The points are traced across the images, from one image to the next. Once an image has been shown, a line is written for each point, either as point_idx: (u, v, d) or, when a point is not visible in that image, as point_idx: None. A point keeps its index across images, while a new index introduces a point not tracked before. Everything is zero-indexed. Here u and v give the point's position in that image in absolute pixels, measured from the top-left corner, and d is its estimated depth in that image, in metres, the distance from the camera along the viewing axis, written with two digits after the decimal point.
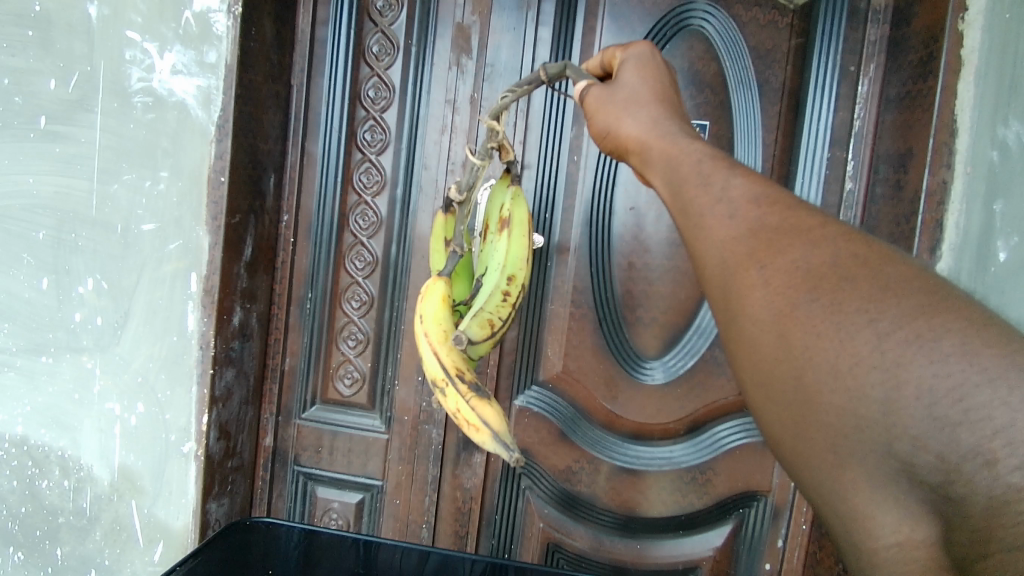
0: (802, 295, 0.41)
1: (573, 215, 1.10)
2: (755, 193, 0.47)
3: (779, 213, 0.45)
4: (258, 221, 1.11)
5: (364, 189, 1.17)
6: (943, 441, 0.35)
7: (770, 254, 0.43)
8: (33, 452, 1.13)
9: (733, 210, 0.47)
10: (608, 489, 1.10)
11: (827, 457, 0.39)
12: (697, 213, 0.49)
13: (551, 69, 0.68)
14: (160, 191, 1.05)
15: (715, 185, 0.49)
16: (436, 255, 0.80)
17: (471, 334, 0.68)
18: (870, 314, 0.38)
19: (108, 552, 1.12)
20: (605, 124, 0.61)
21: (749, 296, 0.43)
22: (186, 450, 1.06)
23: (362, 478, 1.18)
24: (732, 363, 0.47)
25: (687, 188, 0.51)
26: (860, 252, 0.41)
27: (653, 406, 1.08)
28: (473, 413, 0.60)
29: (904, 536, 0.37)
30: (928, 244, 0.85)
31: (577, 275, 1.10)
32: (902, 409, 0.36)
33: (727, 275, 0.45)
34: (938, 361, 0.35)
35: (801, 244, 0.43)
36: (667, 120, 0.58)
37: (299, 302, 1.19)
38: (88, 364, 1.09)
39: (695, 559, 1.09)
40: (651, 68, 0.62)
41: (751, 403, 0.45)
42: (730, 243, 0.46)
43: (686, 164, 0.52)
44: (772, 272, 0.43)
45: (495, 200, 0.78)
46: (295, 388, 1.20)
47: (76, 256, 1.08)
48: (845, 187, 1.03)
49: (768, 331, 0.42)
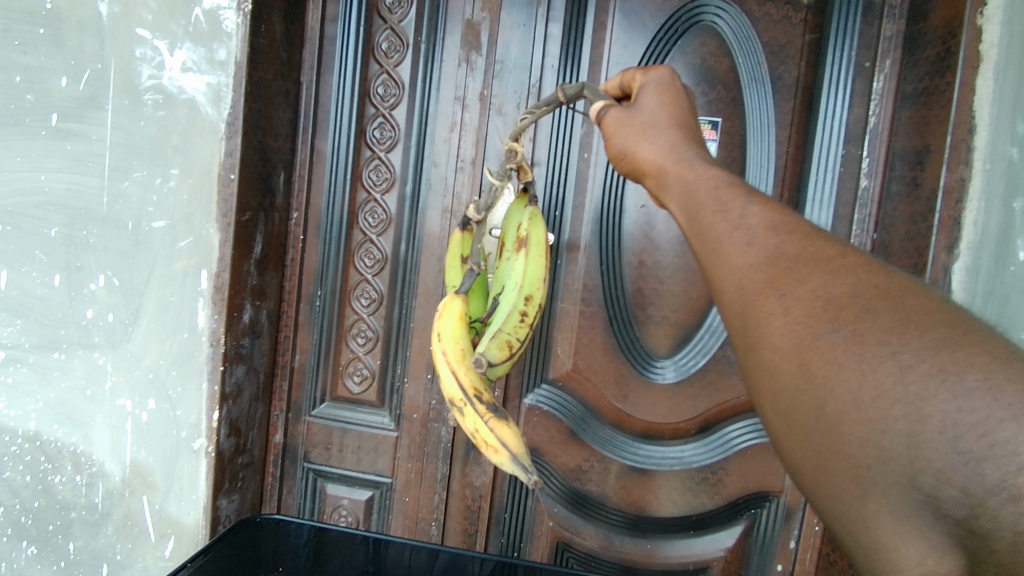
0: (823, 325, 0.41)
1: (584, 213, 1.09)
2: (773, 221, 0.47)
3: (798, 242, 0.46)
4: (269, 218, 1.12)
5: (373, 186, 1.17)
6: (968, 475, 0.34)
7: (790, 282, 0.44)
8: (45, 448, 1.13)
9: (751, 237, 0.47)
10: (618, 488, 1.09)
11: (849, 487, 0.38)
12: (713, 239, 0.49)
13: (568, 90, 0.68)
14: (171, 188, 1.06)
15: (732, 213, 0.49)
16: (452, 271, 0.81)
17: (489, 356, 0.68)
18: (892, 346, 0.38)
19: (120, 547, 1.12)
20: (624, 146, 0.60)
21: (769, 324, 0.44)
22: (197, 446, 1.07)
23: (371, 476, 1.19)
24: (751, 389, 0.47)
25: (704, 214, 0.50)
26: (880, 282, 0.41)
27: (663, 405, 1.07)
28: (491, 432, 0.58)
29: (930, 568, 0.35)
30: (945, 242, 0.85)
31: (587, 273, 1.09)
32: (925, 443, 0.35)
33: (747, 303, 0.45)
34: (963, 396, 0.34)
35: (821, 274, 0.43)
36: (684, 145, 0.57)
37: (309, 299, 1.19)
38: (100, 361, 1.10)
39: (706, 560, 1.08)
40: (671, 92, 0.62)
41: (769, 428, 0.45)
42: (749, 270, 0.46)
43: (702, 189, 0.52)
44: (792, 301, 0.43)
45: (511, 220, 0.77)
46: (305, 385, 1.20)
47: (89, 253, 1.09)
48: (860, 184, 1.02)
49: (789, 360, 0.42)
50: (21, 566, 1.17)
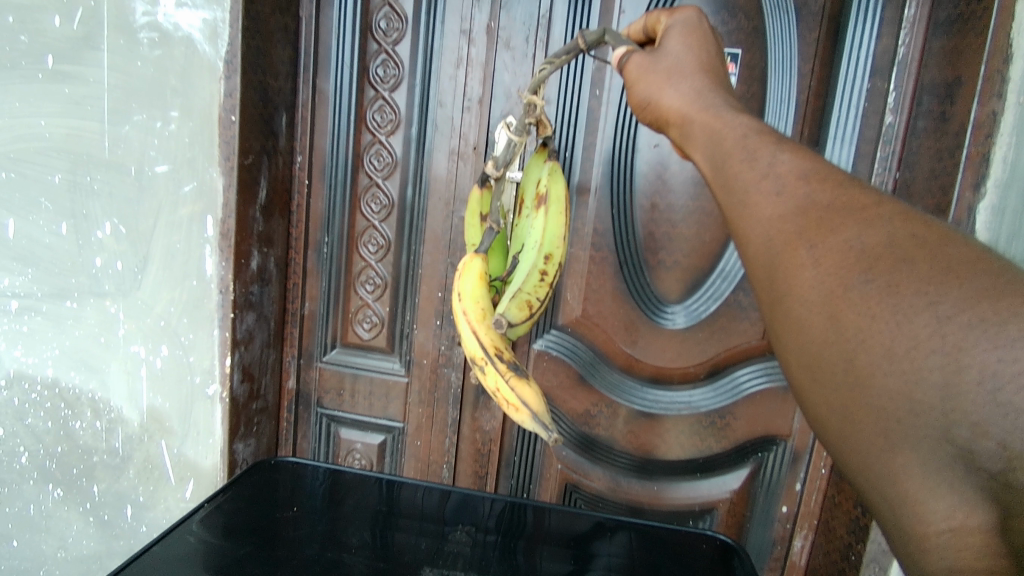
0: (856, 276, 0.38)
1: (594, 153, 1.06)
2: (804, 168, 0.45)
3: (831, 191, 0.43)
4: (272, 162, 1.09)
5: (377, 128, 1.13)
6: (1006, 428, 0.31)
7: (821, 233, 0.41)
8: (65, 394, 1.15)
9: (780, 186, 0.45)
10: (626, 433, 1.10)
11: (877, 442, 0.37)
12: (740, 190, 0.47)
13: (590, 36, 0.63)
14: (172, 131, 1.03)
15: (761, 161, 0.47)
16: (471, 229, 0.77)
17: (509, 316, 0.66)
18: (930, 296, 0.35)
19: (142, 489, 1.17)
20: (648, 94, 0.57)
21: (798, 277, 0.41)
22: (210, 392, 1.09)
23: (383, 421, 1.21)
24: (778, 347, 0.45)
25: (732, 163, 0.48)
26: (919, 231, 0.38)
27: (673, 349, 1.07)
28: (512, 392, 0.59)
29: (958, 522, 0.34)
30: (972, 179, 0.81)
31: (597, 218, 1.07)
32: (962, 395, 0.33)
33: (774, 255, 0.43)
34: (1005, 346, 0.31)
35: (855, 223, 0.40)
36: (711, 91, 0.54)
37: (316, 246, 1.18)
38: (112, 308, 1.11)
39: (711, 501, 1.10)
40: (698, 36, 0.58)
41: (794, 386, 0.43)
42: (778, 222, 0.44)
43: (729, 137, 0.49)
44: (824, 252, 0.40)
45: (529, 175, 0.75)
46: (315, 331, 1.21)
47: (93, 199, 1.07)
48: (885, 120, 0.97)
49: (818, 312, 0.40)
50: (49, 507, 1.20)
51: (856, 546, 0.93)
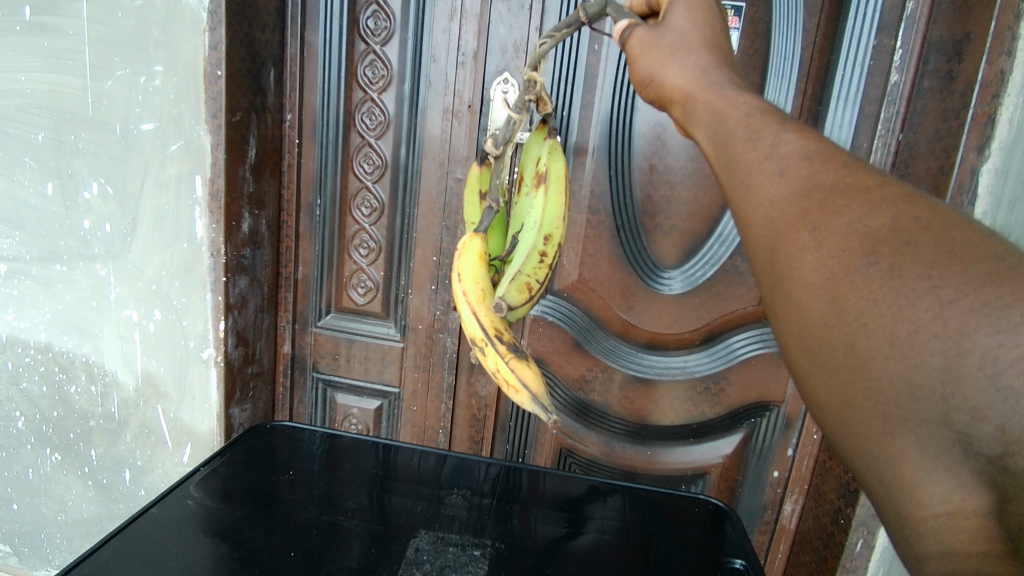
0: (858, 259, 0.36)
1: (592, 113, 1.03)
2: (808, 148, 0.42)
3: (834, 171, 0.40)
4: (261, 120, 1.06)
5: (369, 84, 1.10)
6: (1006, 412, 0.29)
7: (824, 215, 0.39)
8: (59, 358, 1.15)
9: (783, 166, 0.42)
10: (620, 398, 1.11)
11: (874, 425, 0.35)
12: (742, 172, 0.44)
13: (591, 8, 0.59)
14: (155, 87, 0.99)
15: (764, 140, 0.43)
16: (470, 208, 0.75)
17: (509, 299, 0.62)
18: (933, 281, 0.33)
19: (140, 453, 1.18)
20: (650, 71, 0.53)
21: (799, 260, 0.39)
22: (205, 356, 1.09)
23: (379, 385, 1.21)
24: (777, 332, 0.42)
25: (734, 143, 0.45)
26: (923, 214, 0.36)
27: (669, 315, 1.06)
28: (511, 373, 0.57)
29: (954, 506, 0.32)
30: (976, 142, 0.80)
31: (594, 179, 1.05)
32: (962, 380, 0.31)
33: (775, 236, 0.41)
34: (1008, 330, 0.30)
35: (858, 204, 0.38)
36: (715, 67, 0.50)
37: (308, 208, 1.16)
38: (103, 272, 1.09)
39: (704, 466, 1.11)
40: (703, 10, 0.54)
41: (794, 371, 0.41)
42: (781, 204, 0.41)
43: (732, 116, 0.46)
44: (825, 234, 0.38)
45: (529, 154, 0.73)
46: (310, 296, 1.20)
47: (78, 159, 1.04)
48: (890, 79, 0.93)
49: (819, 296, 0.37)
50: (49, 471, 1.22)
51: (845, 510, 0.94)
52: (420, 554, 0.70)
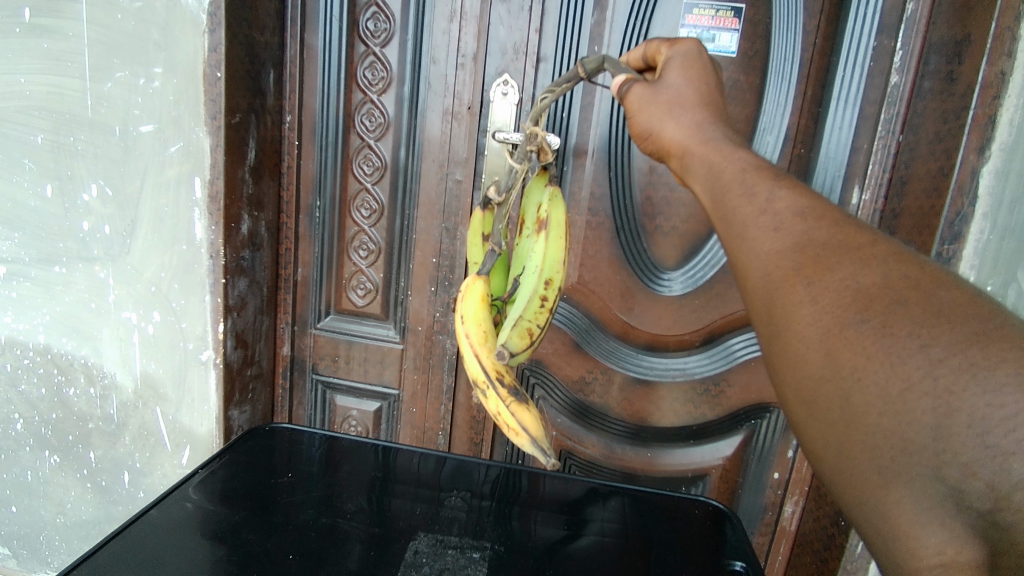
0: (852, 316, 0.39)
1: (592, 114, 1.03)
2: (801, 205, 0.44)
3: (828, 228, 0.43)
4: (260, 121, 1.06)
5: (368, 86, 1.10)
6: (994, 470, 0.32)
7: (819, 270, 0.41)
8: (58, 360, 1.15)
9: (778, 222, 0.44)
10: (621, 400, 1.11)
11: (871, 477, 0.37)
12: (738, 224, 0.47)
13: (589, 64, 0.59)
14: (155, 88, 0.99)
15: (759, 196, 0.46)
16: (473, 250, 0.71)
17: (510, 346, 0.61)
18: (923, 339, 0.36)
19: (139, 455, 1.17)
20: (648, 125, 0.55)
21: (796, 314, 0.42)
22: (204, 358, 1.09)
23: (378, 388, 1.21)
24: (775, 381, 0.45)
25: (730, 198, 0.48)
26: (912, 273, 0.39)
27: (669, 317, 1.06)
28: (511, 417, 0.58)
29: (949, 558, 0.34)
30: (977, 143, 0.79)
31: (594, 181, 1.05)
32: (952, 437, 0.34)
33: (773, 289, 0.43)
34: (993, 391, 0.32)
35: (851, 261, 0.40)
36: (711, 123, 0.53)
37: (308, 210, 1.16)
38: (101, 274, 1.09)
39: (705, 468, 1.11)
40: (698, 68, 0.56)
41: (792, 421, 0.44)
42: (776, 257, 0.44)
43: (727, 170, 0.49)
44: (821, 289, 0.40)
45: (530, 199, 0.70)
46: (309, 298, 1.20)
47: (78, 160, 1.04)
48: (890, 80, 0.93)
49: (815, 350, 0.40)
50: (47, 473, 1.22)
51: None
52: (419, 556, 0.70)
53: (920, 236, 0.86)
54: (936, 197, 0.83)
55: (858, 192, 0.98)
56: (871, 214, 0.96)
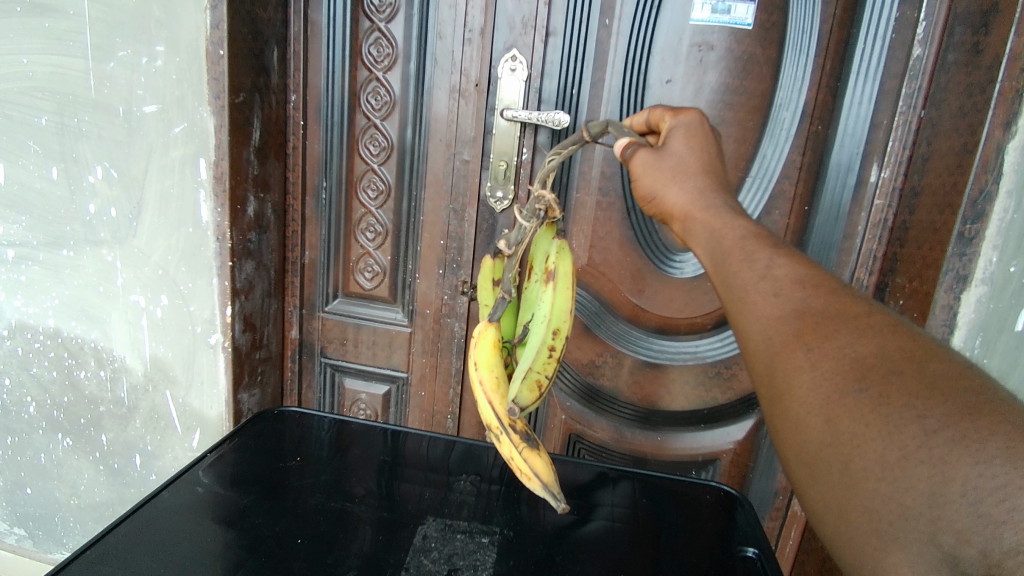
0: (850, 384, 0.41)
1: (603, 91, 1.01)
2: (799, 273, 0.49)
3: (825, 297, 0.47)
4: (265, 101, 1.04)
5: (374, 63, 1.07)
6: (987, 537, 0.33)
7: (817, 338, 0.45)
8: (68, 344, 1.15)
9: (777, 288, 0.49)
10: (631, 383, 1.10)
11: (869, 540, 0.38)
12: (738, 287, 0.51)
13: (593, 129, 0.62)
14: (158, 67, 0.98)
15: (758, 263, 0.51)
16: (484, 294, 0.70)
17: (520, 400, 0.60)
18: (918, 410, 0.38)
19: (149, 438, 1.19)
20: (652, 189, 0.60)
21: (795, 378, 0.44)
22: (213, 341, 1.09)
23: (387, 371, 1.21)
24: (778, 444, 0.47)
25: (730, 261, 0.52)
26: (906, 344, 0.41)
27: (681, 299, 1.05)
28: (525, 462, 0.60)
29: None
30: (1003, 118, 0.75)
31: (605, 161, 1.03)
32: (947, 506, 0.35)
33: (773, 353, 0.47)
34: (984, 461, 0.34)
35: (848, 331, 0.44)
36: (712, 191, 0.58)
37: (314, 192, 1.14)
38: (109, 257, 1.09)
39: (715, 452, 1.10)
40: (700, 137, 0.61)
41: (793, 482, 0.45)
42: (776, 322, 0.47)
43: (728, 237, 0.54)
44: (819, 356, 0.44)
45: (539, 248, 0.69)
46: (317, 281, 1.19)
47: (83, 142, 1.03)
48: (912, 53, 0.90)
49: (814, 415, 0.42)
50: (60, 456, 1.23)
51: None
52: (428, 541, 0.70)
53: (942, 215, 0.83)
54: (959, 175, 0.80)
55: (876, 169, 0.95)
56: (889, 191, 0.95)
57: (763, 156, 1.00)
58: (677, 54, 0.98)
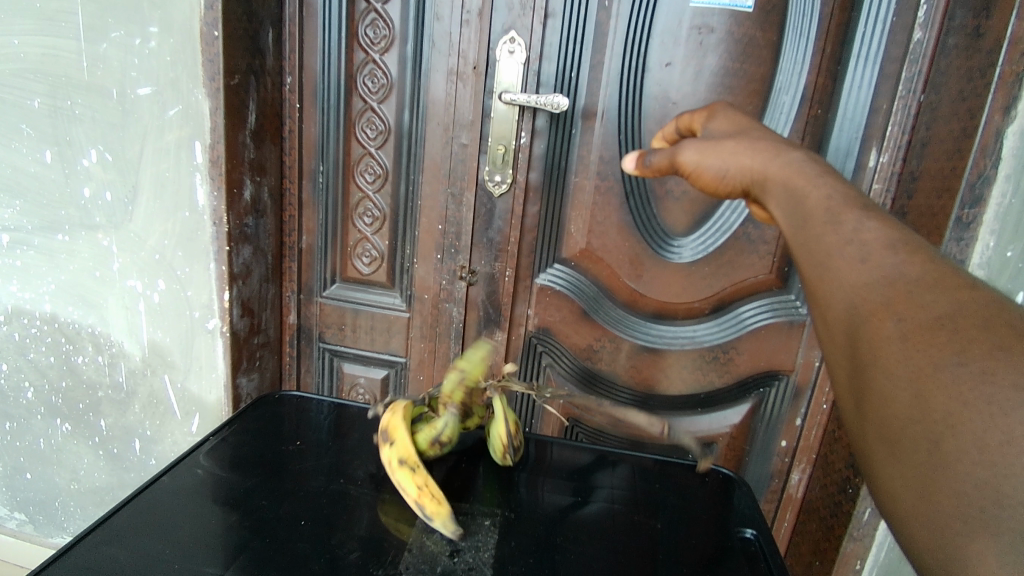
0: (947, 357, 0.34)
1: (603, 74, 1.00)
2: (891, 237, 0.41)
3: (920, 263, 0.39)
4: (261, 83, 1.03)
5: (370, 45, 1.06)
6: None
7: (910, 306, 0.37)
8: (65, 329, 1.15)
9: (866, 253, 0.41)
10: (628, 367, 1.10)
11: (952, 523, 0.32)
12: (822, 253, 0.43)
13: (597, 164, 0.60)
14: (152, 49, 0.97)
15: (845, 225, 0.43)
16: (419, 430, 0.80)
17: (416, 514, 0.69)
18: None
19: (148, 423, 1.19)
20: (722, 166, 0.51)
21: (879, 349, 0.37)
22: (211, 326, 1.09)
23: (385, 356, 1.21)
24: (854, 416, 0.40)
25: (811, 223, 0.44)
26: (1018, 322, 0.34)
27: (678, 284, 1.05)
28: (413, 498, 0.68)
29: None
30: (1003, 102, 0.76)
31: (603, 145, 1.03)
32: None
33: (857, 322, 0.39)
34: None
35: (947, 301, 0.36)
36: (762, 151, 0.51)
37: (311, 176, 1.14)
38: (105, 242, 1.08)
39: (712, 435, 1.11)
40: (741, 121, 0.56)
41: (868, 460, 0.39)
42: (860, 288, 0.40)
43: (812, 196, 0.46)
44: (909, 326, 0.36)
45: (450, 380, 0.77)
46: (314, 266, 1.19)
47: (76, 125, 1.02)
48: (913, 37, 0.89)
49: (902, 389, 0.36)
50: (59, 441, 1.23)
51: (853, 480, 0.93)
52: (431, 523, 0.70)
53: (940, 198, 0.84)
54: (957, 159, 0.80)
55: (875, 154, 0.95)
56: (888, 176, 0.94)
57: None
58: (677, 37, 0.97)
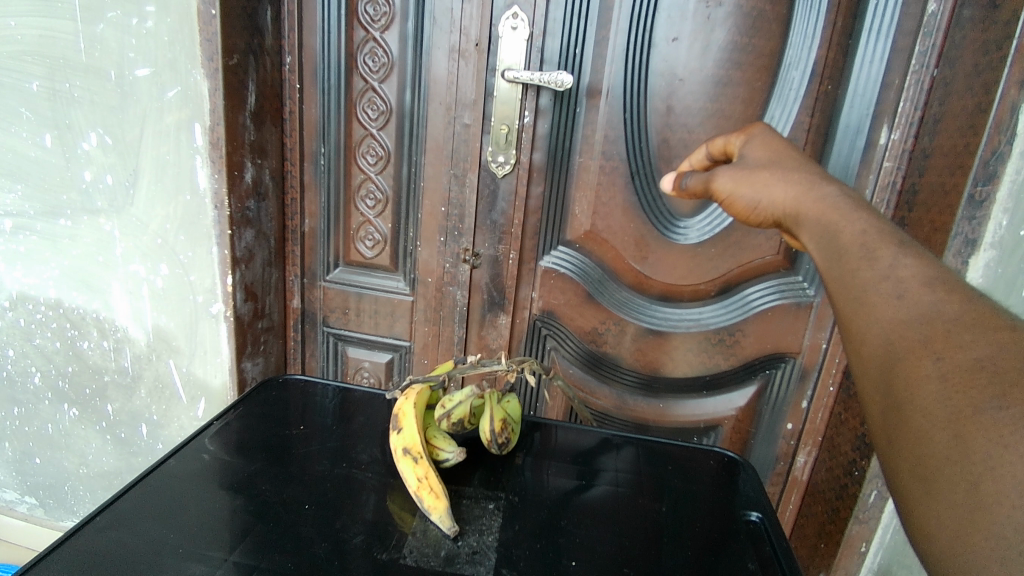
0: (987, 399, 0.34)
1: (608, 50, 0.98)
2: (929, 275, 0.42)
3: (959, 305, 0.40)
4: (260, 63, 1.01)
5: (370, 23, 1.04)
6: None
7: (949, 347, 0.38)
8: (70, 314, 1.15)
9: (902, 291, 0.42)
10: (634, 350, 1.10)
11: (990, 566, 0.31)
12: (857, 288, 0.45)
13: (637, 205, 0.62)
14: (149, 29, 0.95)
15: (881, 262, 0.44)
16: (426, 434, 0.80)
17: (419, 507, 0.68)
18: None
19: (155, 407, 1.20)
20: (754, 197, 0.57)
21: (917, 390, 0.38)
22: (214, 311, 1.09)
23: (390, 340, 1.21)
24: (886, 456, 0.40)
25: (847, 259, 0.47)
26: None
27: (684, 266, 1.04)
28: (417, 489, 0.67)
29: None
30: (1019, 76, 0.73)
31: (608, 123, 1.01)
32: None
33: (894, 360, 0.40)
34: None
35: (987, 343, 0.36)
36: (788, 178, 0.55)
37: (312, 157, 1.12)
38: (107, 226, 1.08)
39: (717, 418, 1.11)
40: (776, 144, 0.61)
41: (900, 501, 0.38)
42: (898, 327, 0.41)
43: (846, 232, 0.48)
44: (949, 366, 0.37)
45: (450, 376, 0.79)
46: (317, 250, 1.18)
47: (75, 108, 1.01)
48: (927, 9, 0.86)
49: (939, 428, 0.36)
50: (68, 426, 1.25)
51: (860, 462, 0.93)
52: None
53: (952, 176, 0.82)
54: (971, 135, 0.79)
55: (886, 131, 0.92)
56: (899, 153, 0.92)
57: (771, 118, 0.97)
58: (684, 10, 0.95)
